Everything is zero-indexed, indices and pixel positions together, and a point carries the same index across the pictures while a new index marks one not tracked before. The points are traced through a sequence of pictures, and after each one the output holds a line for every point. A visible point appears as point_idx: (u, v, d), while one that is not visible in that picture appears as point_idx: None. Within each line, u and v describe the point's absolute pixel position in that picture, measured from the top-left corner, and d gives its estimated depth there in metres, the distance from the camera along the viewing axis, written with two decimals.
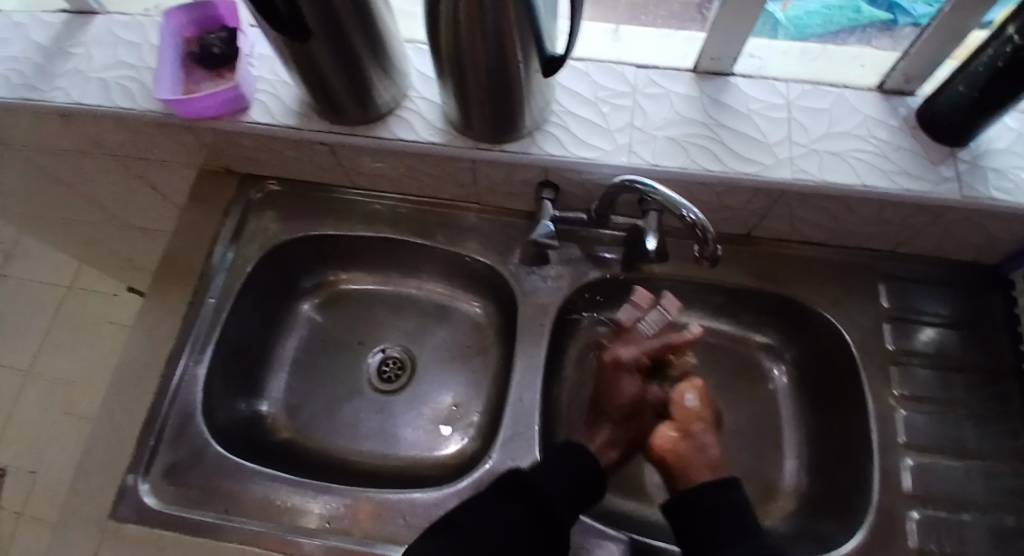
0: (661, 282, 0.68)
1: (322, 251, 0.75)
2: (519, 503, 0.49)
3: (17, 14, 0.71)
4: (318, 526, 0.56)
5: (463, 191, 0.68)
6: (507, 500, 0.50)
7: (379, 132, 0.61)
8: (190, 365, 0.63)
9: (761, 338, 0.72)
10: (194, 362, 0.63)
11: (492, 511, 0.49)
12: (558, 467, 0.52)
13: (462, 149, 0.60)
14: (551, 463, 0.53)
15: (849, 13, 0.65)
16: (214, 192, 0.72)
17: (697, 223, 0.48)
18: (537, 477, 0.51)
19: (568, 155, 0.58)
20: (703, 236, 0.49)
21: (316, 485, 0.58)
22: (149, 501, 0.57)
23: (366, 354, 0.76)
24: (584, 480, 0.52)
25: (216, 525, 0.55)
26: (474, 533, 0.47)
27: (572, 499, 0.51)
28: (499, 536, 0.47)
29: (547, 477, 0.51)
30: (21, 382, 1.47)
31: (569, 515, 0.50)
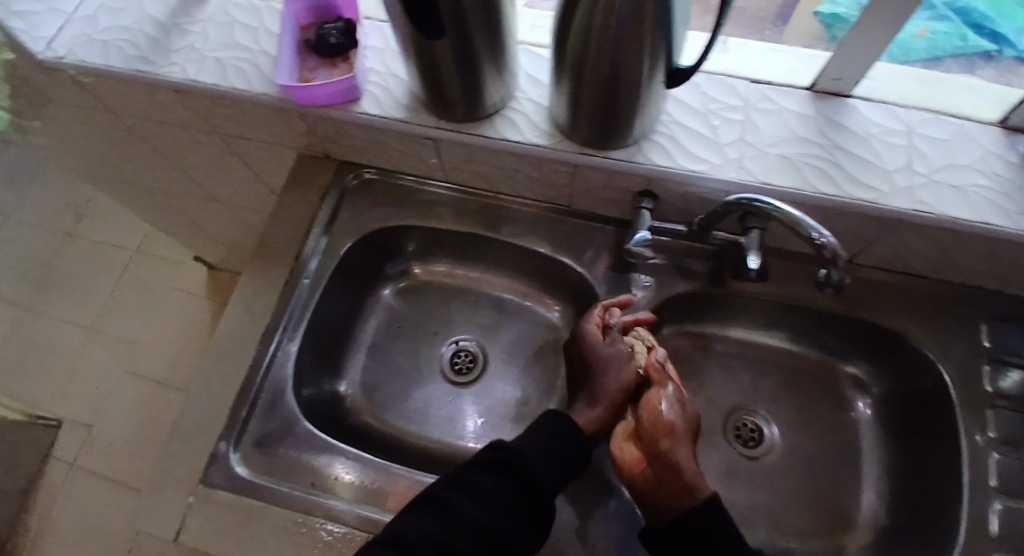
0: (750, 300, 0.67)
1: (411, 241, 0.76)
2: (500, 472, 0.51)
3: None
4: (352, 498, 0.57)
5: (557, 192, 0.68)
6: (488, 467, 0.51)
7: (485, 131, 0.62)
8: (283, 341, 0.65)
9: (850, 368, 0.70)
10: (288, 339, 0.65)
11: (473, 476, 0.50)
12: (532, 434, 0.54)
13: (566, 153, 0.60)
14: (539, 436, 0.54)
15: (956, 40, 0.62)
16: (312, 177, 0.74)
17: (829, 246, 0.46)
18: (519, 449, 0.52)
19: (675, 166, 0.57)
20: (829, 257, 0.47)
21: (359, 459, 0.60)
22: (239, 470, 0.59)
23: (440, 344, 0.77)
24: (579, 445, 0.55)
25: (302, 499, 0.57)
26: (463, 511, 0.47)
27: (557, 472, 0.52)
28: (486, 510, 0.47)
29: (531, 449, 0.53)
30: (87, 338, 1.55)
31: (553, 487, 0.51)
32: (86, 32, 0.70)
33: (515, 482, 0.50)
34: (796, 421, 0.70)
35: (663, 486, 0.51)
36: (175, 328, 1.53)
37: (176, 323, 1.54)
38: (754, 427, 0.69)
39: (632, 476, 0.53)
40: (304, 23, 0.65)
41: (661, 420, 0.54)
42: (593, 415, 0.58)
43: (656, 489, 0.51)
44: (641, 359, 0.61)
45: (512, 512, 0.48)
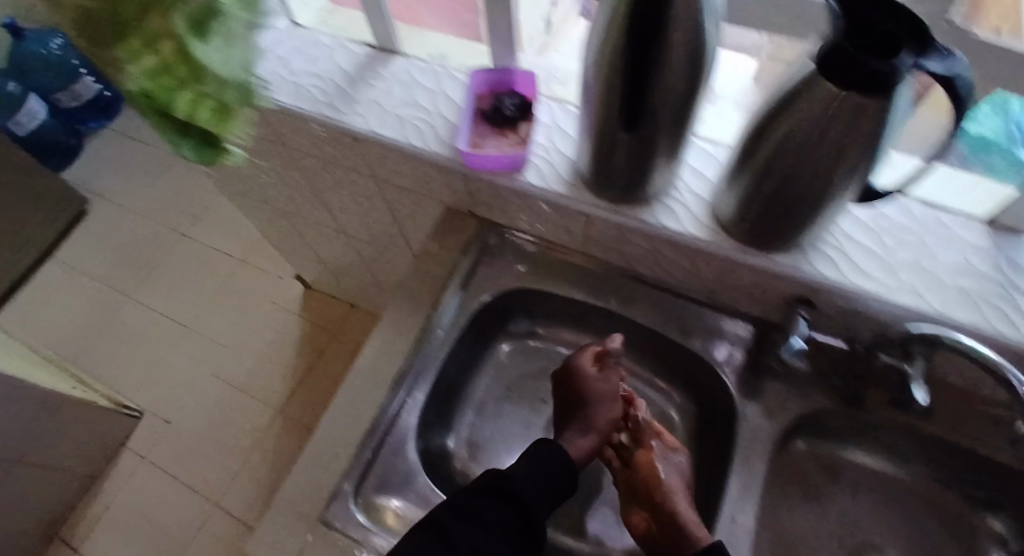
0: (894, 425, 0.64)
1: (539, 304, 0.78)
2: (498, 501, 0.53)
3: (322, 35, 0.79)
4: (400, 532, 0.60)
5: (700, 283, 0.68)
6: (483, 496, 0.53)
7: (643, 215, 0.62)
8: (411, 389, 0.68)
9: (996, 522, 0.65)
10: (415, 388, 0.68)
11: (471, 504, 0.52)
12: (521, 466, 0.56)
13: (726, 250, 0.60)
14: (534, 466, 0.57)
15: None
16: (456, 231, 0.77)
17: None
18: (518, 479, 0.54)
19: (843, 281, 0.56)
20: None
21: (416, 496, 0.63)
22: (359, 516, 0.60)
23: (546, 413, 0.77)
24: (570, 480, 0.58)
25: None
26: (459, 534, 0.49)
27: (550, 501, 0.55)
28: (479, 532, 0.50)
29: (524, 477, 0.55)
30: (180, 333, 1.64)
31: (546, 514, 0.54)
32: (279, 71, 0.76)
33: (511, 508, 0.53)
34: None
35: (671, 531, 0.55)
36: (263, 336, 1.60)
37: (264, 332, 1.60)
38: None
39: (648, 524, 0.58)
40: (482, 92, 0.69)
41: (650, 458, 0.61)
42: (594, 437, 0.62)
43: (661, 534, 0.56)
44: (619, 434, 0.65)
45: (505, 535, 0.51)
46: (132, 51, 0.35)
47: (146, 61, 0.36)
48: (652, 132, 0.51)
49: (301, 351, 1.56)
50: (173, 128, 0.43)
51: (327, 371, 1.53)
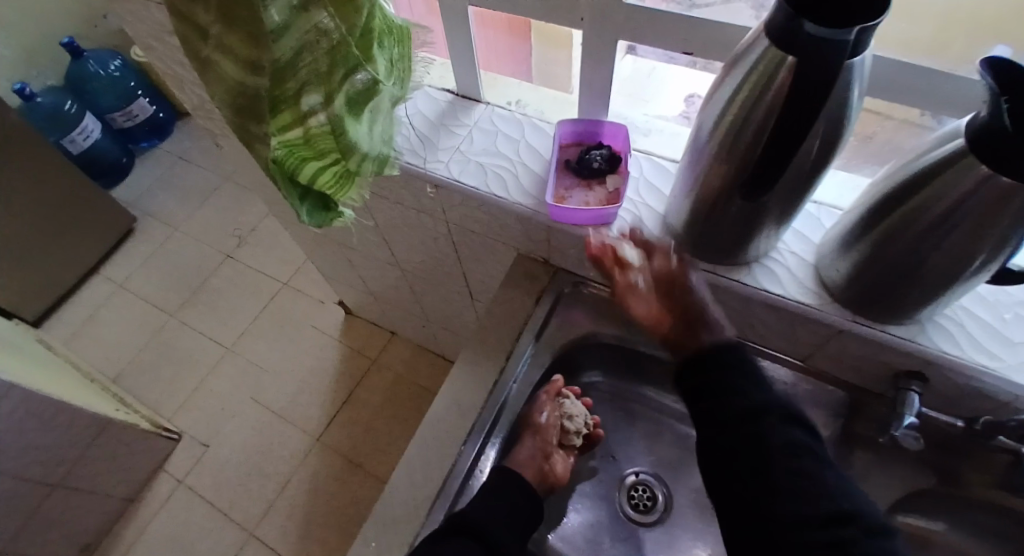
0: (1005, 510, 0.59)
1: (611, 356, 0.76)
2: (464, 537, 0.55)
3: None
4: None
5: (793, 345, 0.65)
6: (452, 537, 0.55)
7: (741, 276, 0.60)
8: (484, 446, 0.65)
9: None
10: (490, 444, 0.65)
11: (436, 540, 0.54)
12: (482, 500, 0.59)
13: (832, 317, 0.57)
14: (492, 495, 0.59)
15: None
16: (529, 278, 0.76)
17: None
18: (477, 512, 0.57)
19: (965, 357, 0.52)
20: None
21: None
22: None
23: (617, 471, 0.74)
24: (528, 499, 0.61)
25: None
26: None
27: (509, 527, 0.58)
28: None
29: (489, 512, 0.57)
30: (222, 355, 1.64)
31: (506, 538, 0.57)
32: None
33: (476, 542, 0.55)
34: None
35: None
36: (304, 361, 1.59)
37: (305, 357, 1.60)
38: None
39: None
40: (569, 145, 0.70)
41: None
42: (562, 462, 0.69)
43: None
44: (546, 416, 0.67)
45: None
46: (284, 125, 0.41)
47: (292, 134, 0.42)
48: (766, 200, 0.48)
49: (341, 378, 1.55)
50: (297, 194, 0.47)
51: (366, 400, 1.51)
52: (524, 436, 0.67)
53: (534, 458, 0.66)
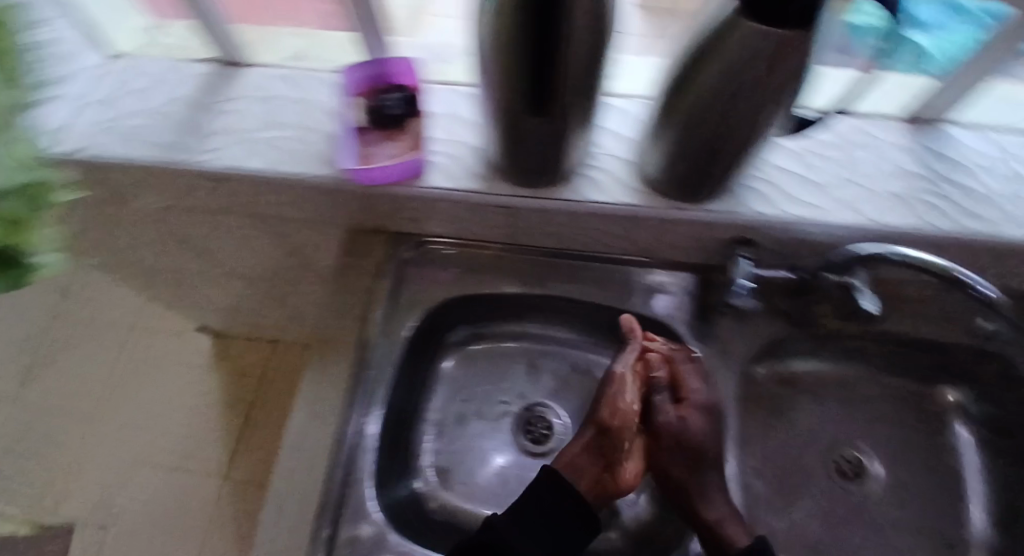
0: (841, 336, 0.66)
1: (477, 308, 0.72)
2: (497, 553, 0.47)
3: (153, 63, 0.67)
4: None
5: (636, 246, 0.64)
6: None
7: (564, 193, 0.57)
8: (361, 419, 0.61)
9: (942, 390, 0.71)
10: (365, 416, 0.61)
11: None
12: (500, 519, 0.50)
13: (658, 209, 0.56)
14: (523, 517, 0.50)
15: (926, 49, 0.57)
16: (361, 254, 0.68)
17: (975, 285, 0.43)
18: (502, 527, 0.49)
19: (779, 213, 0.54)
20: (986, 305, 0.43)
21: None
22: None
23: (509, 413, 0.74)
24: (568, 510, 0.52)
25: None
26: None
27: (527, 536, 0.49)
28: None
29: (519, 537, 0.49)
30: (82, 428, 1.42)
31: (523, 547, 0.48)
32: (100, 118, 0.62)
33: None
34: (889, 453, 0.69)
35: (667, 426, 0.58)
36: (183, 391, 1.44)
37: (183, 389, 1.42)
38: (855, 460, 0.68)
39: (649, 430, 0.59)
40: (360, 91, 0.60)
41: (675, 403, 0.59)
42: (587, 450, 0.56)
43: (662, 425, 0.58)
44: (630, 394, 0.57)
45: None
46: None
47: None
48: (556, 107, 0.45)
49: (231, 408, 1.41)
50: None
51: (267, 421, 1.39)
52: (588, 441, 0.56)
53: (594, 462, 0.56)
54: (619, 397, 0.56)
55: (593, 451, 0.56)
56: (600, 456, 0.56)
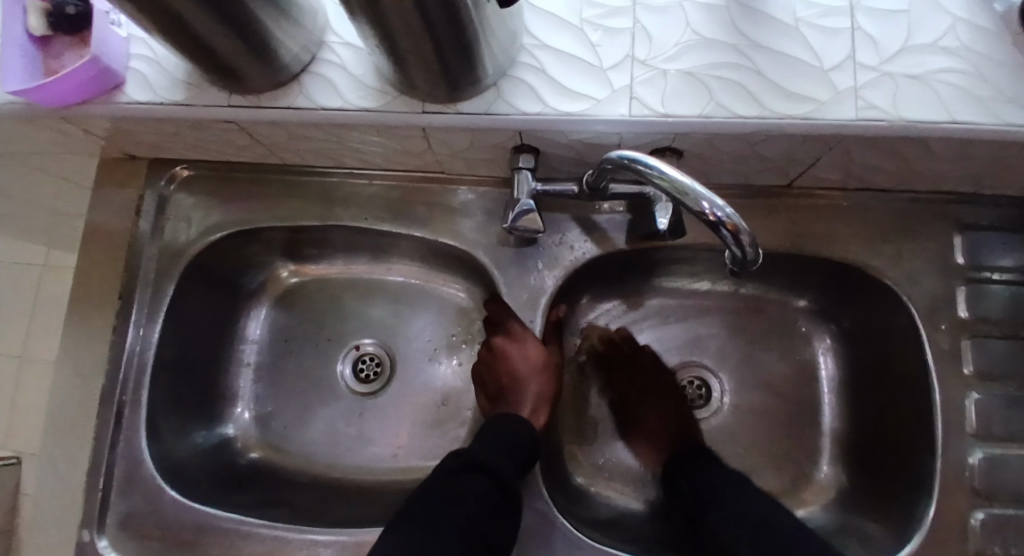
0: (672, 251, 0.57)
1: (270, 242, 0.64)
2: (471, 474, 0.43)
3: None
4: (114, 537, 0.54)
5: (419, 160, 0.54)
6: (458, 477, 0.43)
7: (296, 101, 0.46)
8: (139, 341, 0.58)
9: (800, 302, 0.63)
10: (141, 346, 0.58)
11: (447, 482, 0.42)
12: (493, 429, 0.47)
13: (403, 115, 0.44)
14: (501, 434, 0.46)
15: None
16: (122, 187, 0.61)
17: (725, 221, 0.34)
18: (483, 451, 0.44)
19: (547, 112, 0.43)
20: (731, 236, 0.35)
21: (151, 518, 0.54)
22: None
23: (337, 351, 0.68)
24: (532, 437, 0.47)
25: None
26: (462, 509, 0.40)
27: (520, 465, 0.45)
28: (500, 461, 0.44)
29: (487, 451, 0.44)
30: None
31: (519, 478, 0.44)
32: None
33: (457, 485, 0.42)
34: (742, 375, 0.63)
35: (513, 360, 0.54)
36: (18, 310, 1.07)
37: (14, 314, 1.07)
38: (698, 381, 0.63)
39: (519, 374, 0.54)
40: None
41: (521, 347, 0.54)
42: (526, 389, 0.54)
43: (509, 357, 0.55)
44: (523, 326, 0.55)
45: (515, 468, 0.44)
46: None
47: None
48: (172, 14, 0.34)
49: None
50: None
51: None
52: (509, 387, 0.54)
53: (536, 392, 0.54)
54: (510, 332, 0.55)
55: (530, 337, 0.54)
56: (537, 379, 0.54)
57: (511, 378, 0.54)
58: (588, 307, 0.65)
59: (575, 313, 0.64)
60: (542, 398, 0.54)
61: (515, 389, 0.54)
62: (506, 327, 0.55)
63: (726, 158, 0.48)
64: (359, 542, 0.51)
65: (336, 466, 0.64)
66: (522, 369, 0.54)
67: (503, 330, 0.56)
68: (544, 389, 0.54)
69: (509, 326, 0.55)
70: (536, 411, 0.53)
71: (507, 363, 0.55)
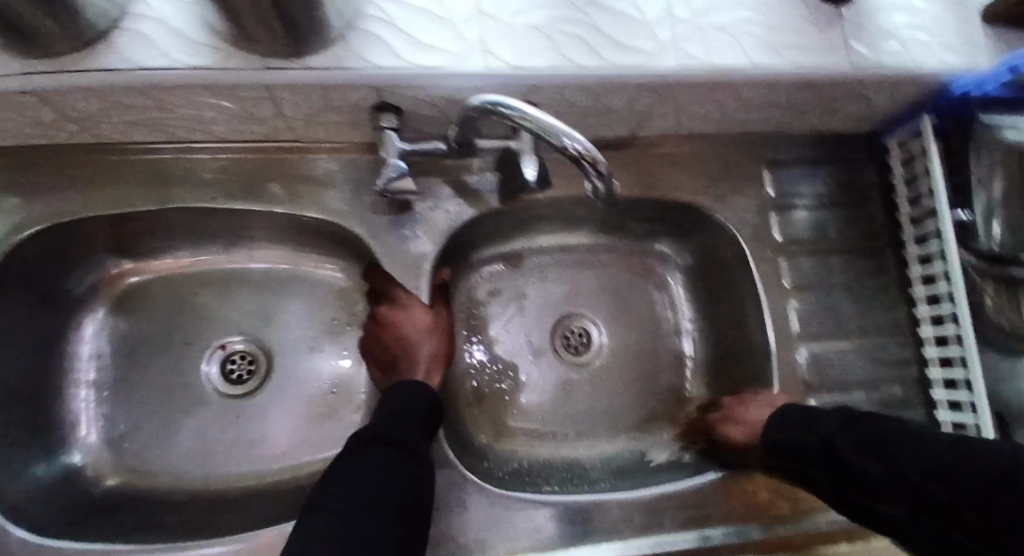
0: (543, 206, 0.60)
1: (101, 236, 0.56)
2: (381, 447, 0.41)
3: None
4: None
5: (274, 129, 0.51)
6: (368, 449, 0.41)
7: (109, 62, 0.40)
8: None
9: (655, 246, 0.70)
10: None
11: (354, 459, 0.40)
12: (394, 397, 0.46)
13: (247, 73, 0.41)
14: (391, 402, 0.46)
15: None
16: None
17: (584, 154, 0.37)
18: (385, 424, 0.43)
19: (402, 66, 0.42)
20: (591, 169, 0.39)
21: None
22: None
23: (201, 355, 0.61)
24: (433, 402, 0.47)
25: None
26: (376, 483, 0.38)
27: (422, 432, 0.45)
28: (405, 431, 0.43)
29: (390, 421, 0.44)
30: None
31: (425, 443, 0.44)
32: None
33: (369, 459, 0.40)
34: (614, 317, 0.69)
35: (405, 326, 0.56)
36: None
37: None
38: (580, 330, 0.68)
39: (412, 339, 0.56)
40: None
41: (410, 314, 0.55)
42: (421, 353, 0.56)
43: (399, 325, 0.56)
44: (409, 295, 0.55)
45: (422, 436, 0.44)
46: None
47: None
48: None
49: None
50: None
51: None
52: (404, 355, 0.56)
53: (433, 355, 0.56)
54: (399, 304, 0.56)
55: (419, 304, 0.55)
56: (431, 339, 0.56)
57: (404, 344, 0.56)
58: (472, 271, 0.66)
59: (460, 278, 0.65)
60: (438, 359, 0.57)
61: (408, 355, 0.56)
62: (394, 298, 0.56)
63: (577, 111, 0.52)
64: (252, 546, 0.47)
65: (219, 479, 0.58)
66: (415, 334, 0.56)
67: (391, 301, 0.57)
68: (439, 351, 0.57)
69: (396, 299, 0.56)
70: (433, 372, 0.56)
71: (398, 331, 0.56)
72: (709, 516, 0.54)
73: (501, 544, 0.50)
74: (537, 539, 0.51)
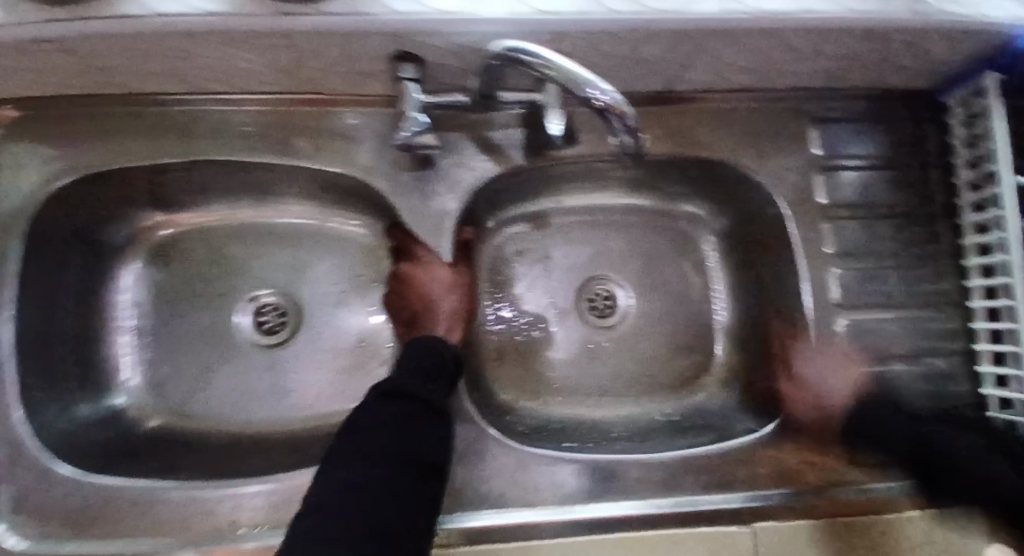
0: (570, 163, 0.58)
1: (133, 188, 0.57)
2: (399, 398, 0.42)
3: None
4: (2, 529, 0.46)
5: (295, 79, 0.50)
6: (386, 400, 0.42)
7: (130, 9, 0.39)
8: None
9: (688, 208, 0.67)
10: None
11: (366, 410, 0.41)
12: (409, 352, 0.47)
13: (261, 19, 0.40)
14: (408, 357, 0.47)
15: None
16: None
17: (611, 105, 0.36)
18: (400, 378, 0.44)
19: (423, 11, 0.40)
20: (617, 121, 0.37)
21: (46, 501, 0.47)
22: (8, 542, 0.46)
23: (231, 306, 0.63)
24: (451, 357, 0.48)
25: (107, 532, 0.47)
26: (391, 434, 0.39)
27: (440, 383, 0.46)
28: (423, 383, 0.44)
29: (406, 374, 0.45)
30: None
31: (442, 395, 0.45)
32: None
33: (387, 409, 0.41)
34: (642, 281, 0.67)
35: (427, 283, 0.56)
36: None
37: None
38: (606, 294, 0.67)
39: (433, 297, 0.56)
40: None
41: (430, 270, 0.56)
42: (444, 310, 0.56)
43: (421, 283, 0.57)
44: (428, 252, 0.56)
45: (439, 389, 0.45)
46: None
47: None
48: None
49: None
50: None
51: None
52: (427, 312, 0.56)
53: (456, 312, 0.56)
54: (420, 261, 0.57)
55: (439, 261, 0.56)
56: (452, 296, 0.56)
57: (426, 302, 0.56)
58: (496, 230, 0.65)
59: (484, 237, 0.65)
60: (461, 316, 0.57)
61: (432, 312, 0.56)
62: (416, 255, 0.57)
63: (609, 61, 0.49)
64: (282, 488, 0.48)
65: (249, 424, 0.60)
66: (438, 291, 0.56)
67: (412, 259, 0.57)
68: (463, 308, 0.57)
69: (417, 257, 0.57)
70: (457, 329, 0.56)
71: (420, 289, 0.57)
72: (729, 483, 0.53)
73: (518, 497, 0.51)
74: (555, 496, 0.51)
